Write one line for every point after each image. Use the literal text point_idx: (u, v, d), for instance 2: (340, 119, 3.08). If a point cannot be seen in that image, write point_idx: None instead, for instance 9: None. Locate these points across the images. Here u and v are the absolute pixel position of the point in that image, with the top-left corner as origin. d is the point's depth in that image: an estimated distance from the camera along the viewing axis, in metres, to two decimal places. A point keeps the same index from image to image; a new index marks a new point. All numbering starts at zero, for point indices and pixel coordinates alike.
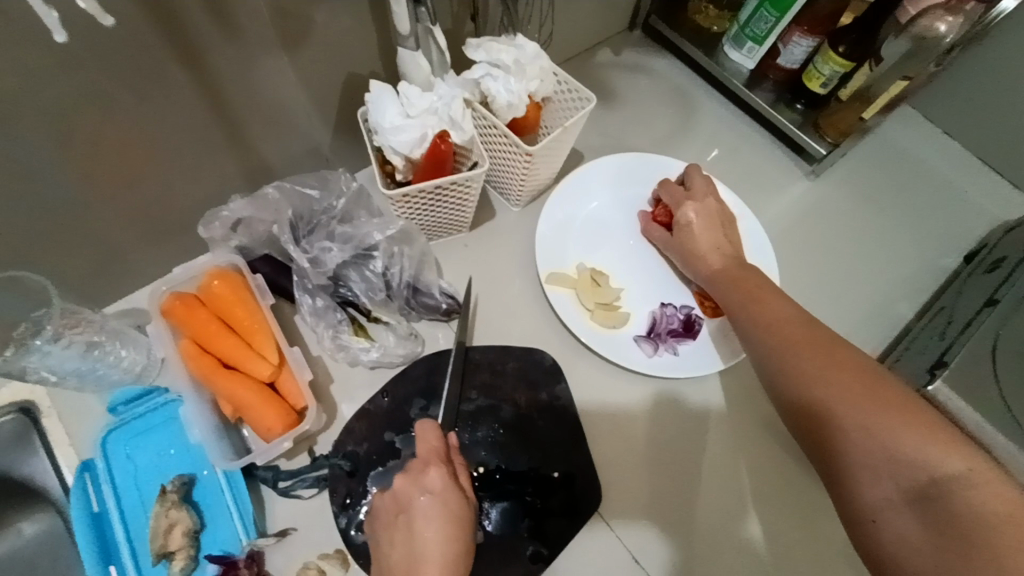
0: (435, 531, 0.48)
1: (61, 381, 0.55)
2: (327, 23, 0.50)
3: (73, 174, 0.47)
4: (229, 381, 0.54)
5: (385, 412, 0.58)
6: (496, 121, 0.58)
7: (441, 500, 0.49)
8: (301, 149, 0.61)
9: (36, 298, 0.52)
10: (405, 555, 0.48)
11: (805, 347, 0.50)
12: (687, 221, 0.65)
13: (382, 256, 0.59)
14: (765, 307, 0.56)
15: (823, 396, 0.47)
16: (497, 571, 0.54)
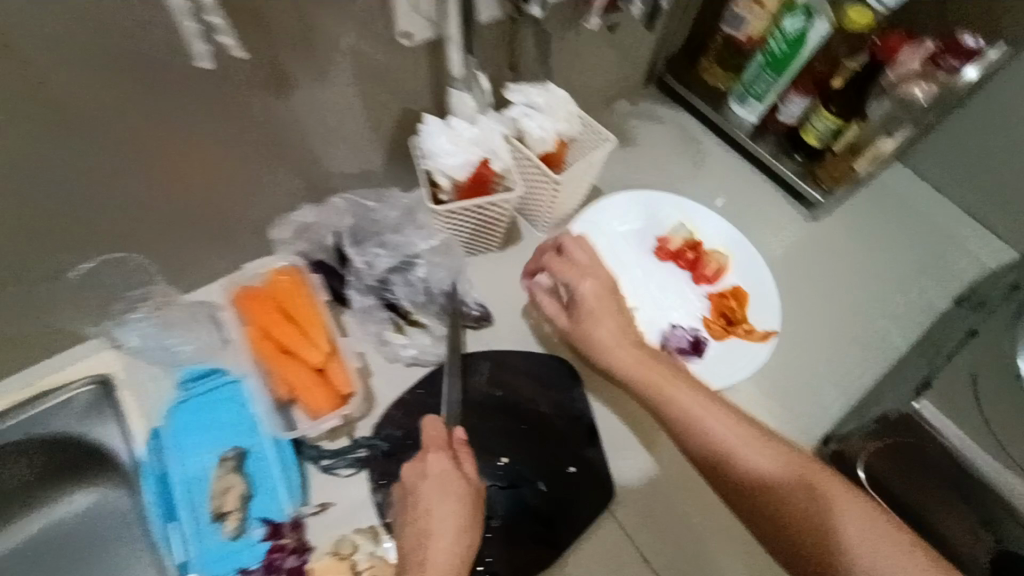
0: (437, 514, 0.52)
1: (143, 353, 0.66)
2: (395, 64, 0.61)
3: (173, 178, 0.55)
4: (287, 365, 0.61)
5: (418, 403, 0.64)
6: (530, 153, 0.67)
7: (443, 481, 0.54)
8: (357, 169, 0.70)
9: (133, 274, 0.61)
10: (414, 536, 0.52)
11: (751, 450, 0.52)
12: (583, 298, 0.60)
13: (424, 264, 0.67)
14: (675, 387, 0.56)
15: (771, 488, 0.51)
16: (515, 556, 0.57)
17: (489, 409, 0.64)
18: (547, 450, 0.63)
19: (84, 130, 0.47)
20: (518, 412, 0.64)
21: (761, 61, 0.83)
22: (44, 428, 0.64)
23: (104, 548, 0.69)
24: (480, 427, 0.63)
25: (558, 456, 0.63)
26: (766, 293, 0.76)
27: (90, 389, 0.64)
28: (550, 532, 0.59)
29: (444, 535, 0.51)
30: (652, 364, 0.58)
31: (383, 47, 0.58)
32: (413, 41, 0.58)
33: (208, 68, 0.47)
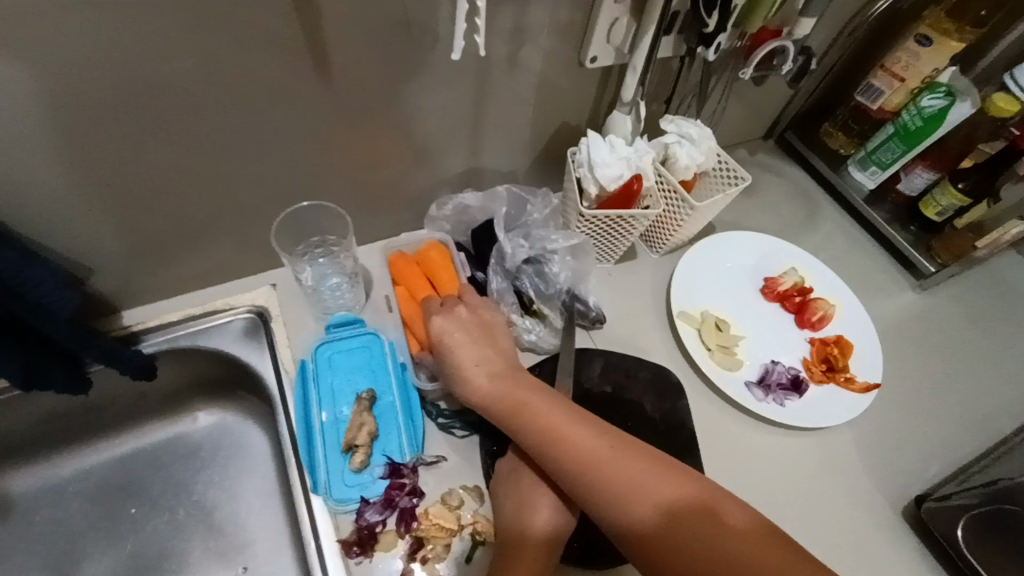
0: (548, 490, 0.57)
1: (310, 290, 0.71)
2: (571, 81, 0.69)
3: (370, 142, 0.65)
4: (426, 327, 0.68)
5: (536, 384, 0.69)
6: (671, 179, 0.73)
7: None
8: (510, 168, 0.78)
9: (335, 223, 0.71)
10: (518, 504, 0.57)
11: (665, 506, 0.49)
12: (451, 354, 0.61)
13: (558, 261, 0.73)
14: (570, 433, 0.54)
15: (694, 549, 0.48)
16: (609, 542, 0.61)
17: (597, 402, 0.69)
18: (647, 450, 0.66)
19: (331, 89, 0.58)
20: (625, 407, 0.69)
21: (890, 132, 0.87)
22: (205, 340, 0.71)
23: (216, 467, 0.77)
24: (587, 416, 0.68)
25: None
26: (870, 349, 0.78)
27: (251, 314, 0.73)
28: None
29: (542, 506, 0.56)
30: (523, 393, 0.57)
31: (567, 64, 0.67)
32: (596, 64, 0.67)
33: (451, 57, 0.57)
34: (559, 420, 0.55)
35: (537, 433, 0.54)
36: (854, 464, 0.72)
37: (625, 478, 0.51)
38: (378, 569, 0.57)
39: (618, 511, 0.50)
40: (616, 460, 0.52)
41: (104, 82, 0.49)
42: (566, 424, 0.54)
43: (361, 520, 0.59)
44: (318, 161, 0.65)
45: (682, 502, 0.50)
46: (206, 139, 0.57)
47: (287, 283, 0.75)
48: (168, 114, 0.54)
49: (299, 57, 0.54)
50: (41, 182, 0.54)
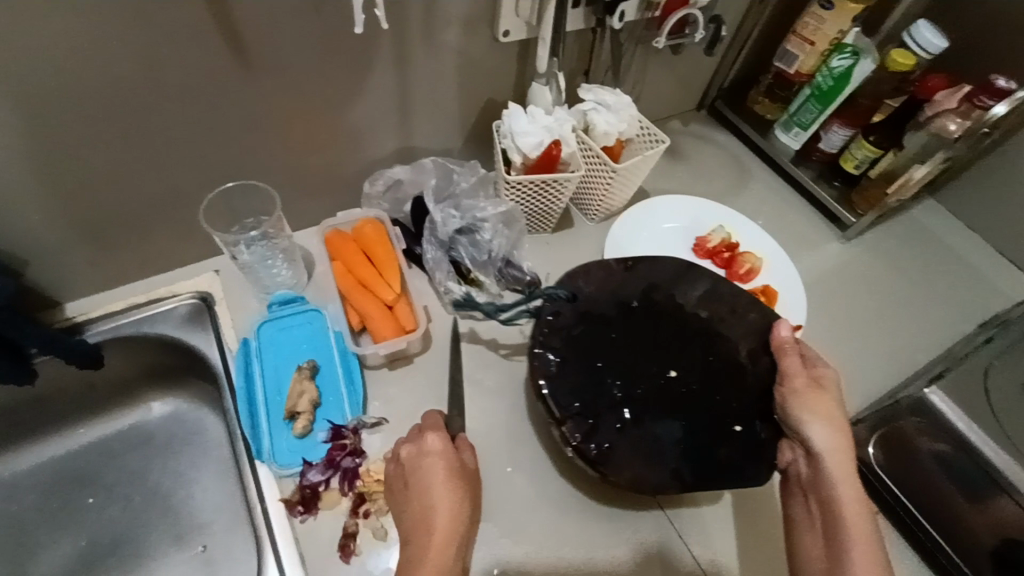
0: (441, 493, 0.53)
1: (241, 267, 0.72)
2: (490, 57, 0.72)
3: (296, 127, 0.67)
4: (364, 299, 0.71)
5: (608, 293, 0.68)
6: (593, 145, 0.77)
7: (440, 459, 0.55)
8: (442, 146, 0.81)
9: (265, 201, 0.72)
10: (418, 514, 0.53)
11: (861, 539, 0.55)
12: (816, 431, 0.59)
13: (490, 229, 0.76)
14: (858, 500, 0.57)
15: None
16: (631, 453, 0.60)
17: (672, 325, 0.67)
18: (717, 401, 0.63)
19: (249, 77, 0.60)
20: (705, 347, 0.66)
21: (808, 94, 0.92)
22: (151, 328, 0.73)
23: (172, 454, 0.78)
24: (663, 347, 0.66)
25: (724, 407, 0.63)
26: (796, 298, 0.83)
27: (195, 300, 0.74)
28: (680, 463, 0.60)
29: (444, 514, 0.52)
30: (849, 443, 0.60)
31: (482, 41, 0.70)
32: (510, 38, 0.70)
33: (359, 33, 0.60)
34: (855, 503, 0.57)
35: (846, 514, 0.56)
36: None
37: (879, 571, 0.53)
38: (319, 525, 0.60)
39: None
40: (869, 553, 0.54)
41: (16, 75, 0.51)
42: (853, 509, 0.57)
43: (303, 480, 0.61)
44: (245, 149, 0.67)
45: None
46: (135, 130, 0.59)
47: (230, 269, 0.77)
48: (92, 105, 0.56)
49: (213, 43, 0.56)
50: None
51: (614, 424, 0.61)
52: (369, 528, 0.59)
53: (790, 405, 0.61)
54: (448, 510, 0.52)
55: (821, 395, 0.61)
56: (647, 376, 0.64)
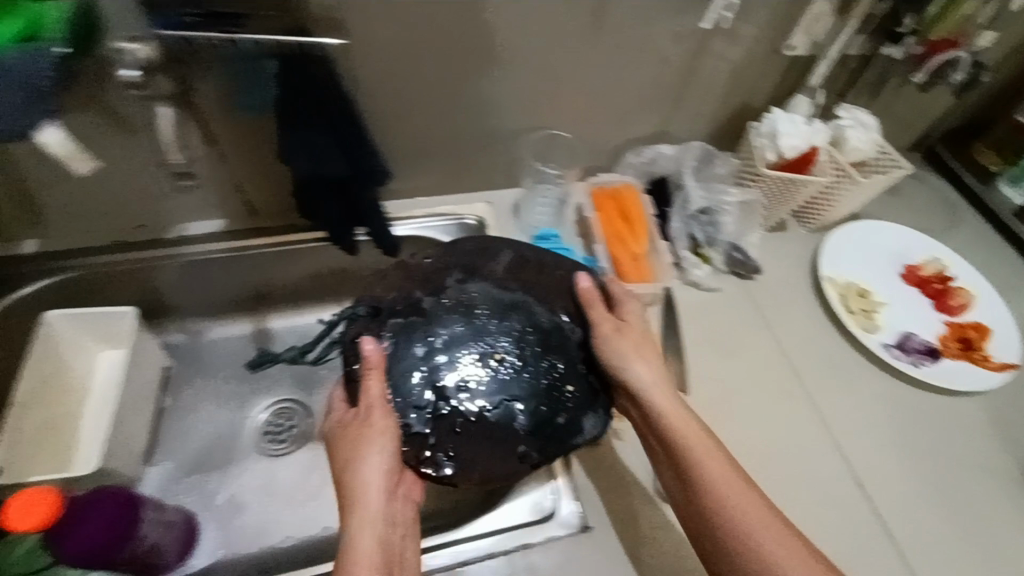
0: (380, 424, 0.61)
1: (521, 207, 0.93)
2: (768, 66, 0.83)
3: (595, 98, 0.83)
4: (618, 248, 0.84)
5: (427, 269, 0.74)
6: (840, 157, 0.83)
7: (350, 419, 0.63)
8: (691, 134, 0.93)
9: (550, 155, 0.91)
10: (342, 463, 0.61)
11: (729, 480, 0.59)
12: (634, 371, 0.65)
13: (729, 213, 0.87)
14: (703, 441, 0.62)
15: (750, 525, 0.56)
16: (493, 460, 0.63)
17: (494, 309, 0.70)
18: (542, 366, 0.66)
19: (584, 56, 0.77)
20: (522, 319, 0.69)
21: None
22: (437, 235, 0.89)
23: None
24: (439, 301, 0.70)
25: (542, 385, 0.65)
26: (1008, 339, 0.86)
27: (475, 221, 0.90)
28: (527, 442, 0.63)
29: (369, 486, 0.59)
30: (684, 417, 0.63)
31: (766, 51, 0.82)
32: (793, 52, 0.81)
33: (705, 29, 0.77)
34: (719, 473, 0.59)
35: (704, 470, 0.60)
36: (973, 432, 0.81)
37: (756, 530, 0.56)
38: None
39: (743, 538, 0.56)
40: (739, 496, 0.58)
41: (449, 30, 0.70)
42: (695, 440, 0.62)
43: None
44: (553, 110, 0.83)
45: (800, 555, 0.55)
46: (502, 76, 0.77)
47: (499, 202, 0.93)
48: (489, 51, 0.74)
49: (586, 18, 0.73)
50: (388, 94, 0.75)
51: (452, 424, 0.64)
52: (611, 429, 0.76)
53: (608, 351, 0.66)
54: (379, 458, 0.60)
55: (632, 336, 0.67)
56: (453, 357, 0.68)
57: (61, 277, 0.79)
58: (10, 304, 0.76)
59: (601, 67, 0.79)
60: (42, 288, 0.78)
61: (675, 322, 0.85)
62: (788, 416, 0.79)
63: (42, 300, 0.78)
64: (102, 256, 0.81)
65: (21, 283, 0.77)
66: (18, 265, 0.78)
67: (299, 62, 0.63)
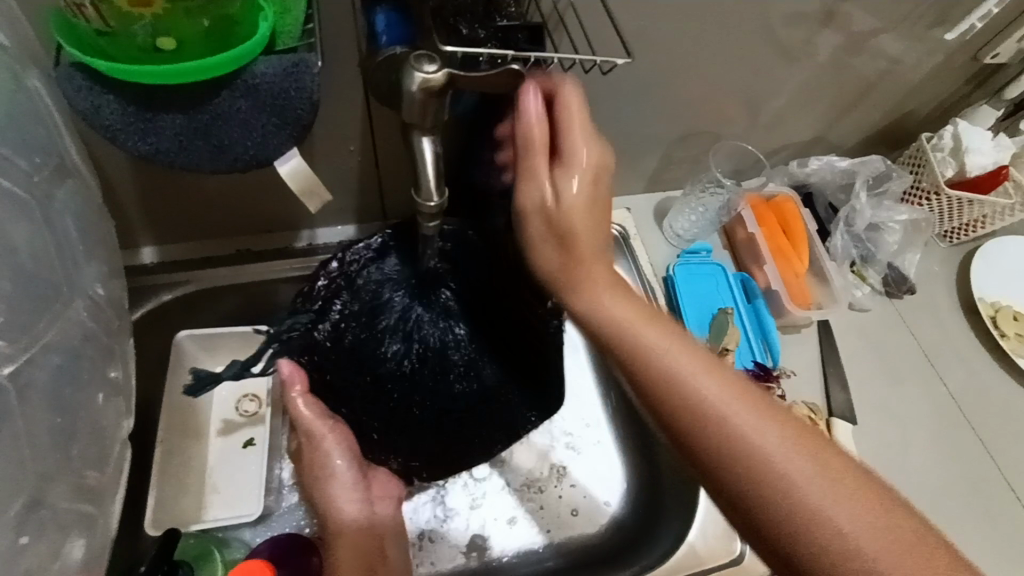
0: (333, 441, 0.62)
1: (665, 217, 0.86)
2: (957, 72, 0.77)
3: (768, 101, 0.77)
4: (783, 266, 0.79)
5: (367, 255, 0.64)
6: (1021, 176, 0.79)
7: (306, 433, 0.62)
8: (848, 143, 0.87)
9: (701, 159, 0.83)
10: (315, 483, 0.62)
11: (695, 385, 0.44)
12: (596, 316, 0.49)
13: (893, 231, 0.82)
14: (656, 332, 0.47)
15: (726, 415, 0.43)
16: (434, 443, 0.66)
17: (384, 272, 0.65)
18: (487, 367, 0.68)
19: (777, 55, 0.70)
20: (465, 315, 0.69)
21: None
22: None
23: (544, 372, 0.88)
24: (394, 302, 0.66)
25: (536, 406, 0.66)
26: None
27: (617, 232, 0.83)
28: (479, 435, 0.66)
29: (345, 503, 0.62)
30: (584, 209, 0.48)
31: (961, 56, 0.75)
32: (993, 61, 0.75)
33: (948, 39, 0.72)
34: (657, 335, 0.47)
35: (670, 363, 0.45)
36: None
37: (749, 421, 0.43)
38: None
39: (723, 434, 0.42)
40: (714, 381, 0.45)
41: (655, 24, 0.62)
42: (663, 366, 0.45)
43: None
44: (724, 112, 0.76)
45: (873, 503, 0.39)
46: (694, 73, 0.70)
47: (639, 209, 0.87)
48: (692, 46, 0.66)
49: (803, 15, 0.66)
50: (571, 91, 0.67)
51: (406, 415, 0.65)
52: None
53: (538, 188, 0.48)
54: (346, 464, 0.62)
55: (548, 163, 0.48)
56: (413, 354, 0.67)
57: (184, 288, 0.69)
58: (145, 315, 0.68)
59: (795, 67, 0.72)
60: (166, 302, 0.69)
61: (836, 345, 0.80)
62: (952, 447, 0.77)
63: (166, 315, 0.69)
64: (227, 266, 0.71)
65: (144, 297, 0.68)
66: (143, 277, 0.69)
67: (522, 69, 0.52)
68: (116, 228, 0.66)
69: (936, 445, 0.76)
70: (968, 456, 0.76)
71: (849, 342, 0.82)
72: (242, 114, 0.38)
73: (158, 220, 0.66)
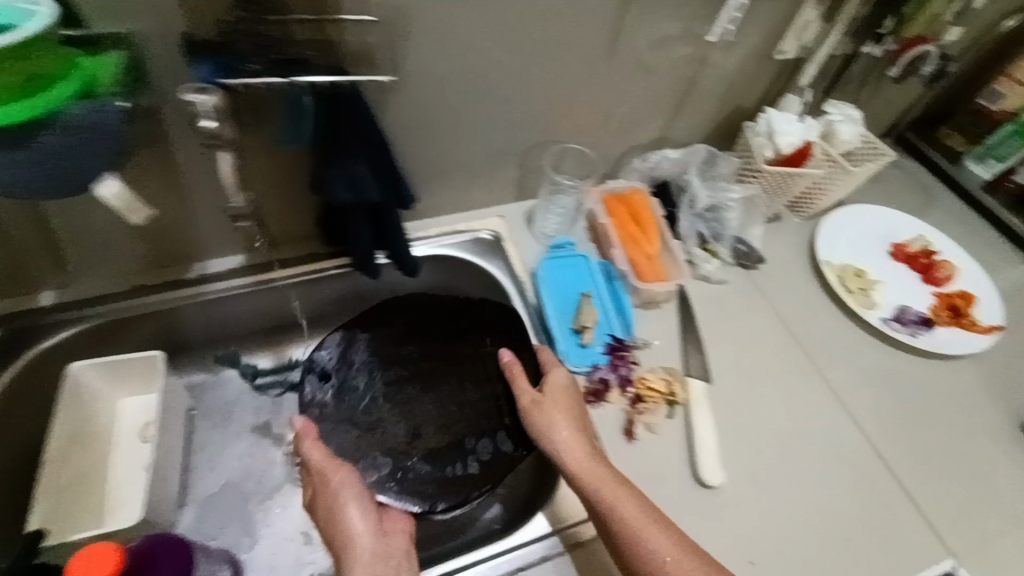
0: (342, 478, 0.65)
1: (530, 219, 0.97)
2: (761, 69, 0.89)
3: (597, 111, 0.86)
4: (635, 248, 0.88)
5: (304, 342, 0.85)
6: (832, 149, 0.90)
7: (324, 470, 0.66)
8: (689, 139, 0.98)
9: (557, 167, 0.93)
10: (328, 511, 0.64)
11: (624, 511, 0.62)
12: (554, 436, 0.68)
13: (731, 209, 0.92)
14: (614, 484, 0.63)
15: (635, 523, 0.61)
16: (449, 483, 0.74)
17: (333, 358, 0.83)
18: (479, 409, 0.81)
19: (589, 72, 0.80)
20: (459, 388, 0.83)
21: (1013, 130, 1.04)
22: (453, 251, 0.91)
23: None
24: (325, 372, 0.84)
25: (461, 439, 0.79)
26: (992, 304, 0.93)
27: (490, 236, 0.93)
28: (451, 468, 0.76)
29: (362, 539, 0.62)
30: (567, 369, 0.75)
31: (758, 55, 0.87)
32: (784, 56, 0.87)
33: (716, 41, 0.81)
34: (575, 457, 0.66)
35: (604, 493, 0.63)
36: (969, 393, 0.86)
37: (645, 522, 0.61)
38: (608, 415, 0.77)
39: (634, 532, 0.60)
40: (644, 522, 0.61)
41: None
42: (596, 479, 0.64)
43: (593, 377, 0.79)
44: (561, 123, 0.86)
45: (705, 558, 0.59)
46: (518, 93, 0.78)
47: (511, 216, 0.97)
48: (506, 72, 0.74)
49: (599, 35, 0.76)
50: (408, 119, 0.74)
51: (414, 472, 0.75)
52: (644, 423, 0.76)
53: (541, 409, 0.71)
54: (569, 430, 0.69)
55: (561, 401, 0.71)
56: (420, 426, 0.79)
57: (83, 324, 0.77)
58: (44, 351, 0.75)
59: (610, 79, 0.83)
60: (64, 339, 0.76)
61: (693, 316, 0.88)
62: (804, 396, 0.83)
63: (63, 351, 0.76)
64: (123, 301, 0.79)
65: (42, 336, 0.75)
66: (39, 317, 0.75)
67: (338, 98, 0.64)
68: (11, 275, 0.73)
69: (791, 398, 0.83)
70: (818, 402, 0.83)
71: (707, 312, 0.89)
72: (62, 148, 0.50)
73: (49, 266, 0.74)
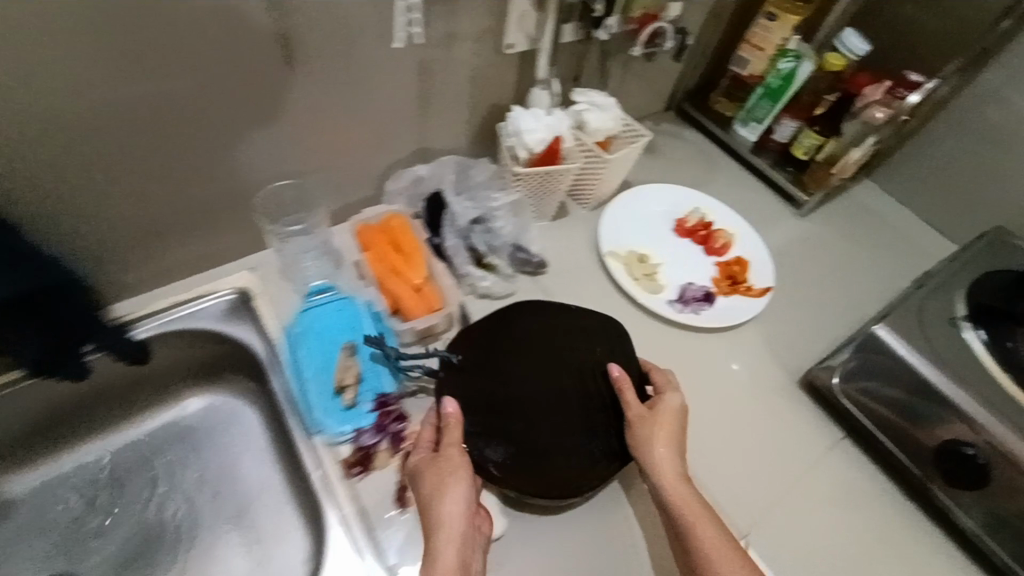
0: (457, 463, 0.64)
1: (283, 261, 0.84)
2: (497, 66, 0.82)
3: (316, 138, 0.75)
4: (395, 281, 0.79)
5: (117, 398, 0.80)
6: (587, 140, 0.87)
7: (454, 486, 0.62)
8: (450, 148, 0.89)
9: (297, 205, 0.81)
10: (430, 490, 0.62)
11: (697, 515, 0.62)
12: (656, 456, 0.66)
13: (498, 218, 0.87)
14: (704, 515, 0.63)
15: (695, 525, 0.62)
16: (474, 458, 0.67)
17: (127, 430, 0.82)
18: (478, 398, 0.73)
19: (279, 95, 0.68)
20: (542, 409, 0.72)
21: (761, 93, 1.05)
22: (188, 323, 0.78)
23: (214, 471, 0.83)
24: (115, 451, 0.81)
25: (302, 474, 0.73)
26: (765, 265, 0.96)
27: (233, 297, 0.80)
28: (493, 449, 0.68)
29: (450, 528, 0.59)
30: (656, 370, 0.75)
31: (487, 52, 0.79)
32: (514, 50, 0.80)
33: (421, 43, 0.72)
34: (691, 493, 0.64)
35: (680, 502, 0.64)
36: (753, 359, 0.88)
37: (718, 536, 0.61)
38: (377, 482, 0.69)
39: (692, 531, 0.62)
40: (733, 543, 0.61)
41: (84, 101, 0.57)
42: (685, 504, 0.63)
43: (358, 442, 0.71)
44: (274, 159, 0.73)
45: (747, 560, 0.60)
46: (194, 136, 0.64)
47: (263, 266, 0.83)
48: (158, 112, 0.61)
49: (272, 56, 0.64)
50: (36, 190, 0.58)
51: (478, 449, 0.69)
52: None
53: (647, 429, 0.68)
54: (669, 453, 0.66)
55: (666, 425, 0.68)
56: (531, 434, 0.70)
57: None
58: None
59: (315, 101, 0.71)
60: None
61: None
62: None
63: None
64: None
65: None
66: None
67: None
68: None
69: None
70: None
71: None
72: None
73: None
